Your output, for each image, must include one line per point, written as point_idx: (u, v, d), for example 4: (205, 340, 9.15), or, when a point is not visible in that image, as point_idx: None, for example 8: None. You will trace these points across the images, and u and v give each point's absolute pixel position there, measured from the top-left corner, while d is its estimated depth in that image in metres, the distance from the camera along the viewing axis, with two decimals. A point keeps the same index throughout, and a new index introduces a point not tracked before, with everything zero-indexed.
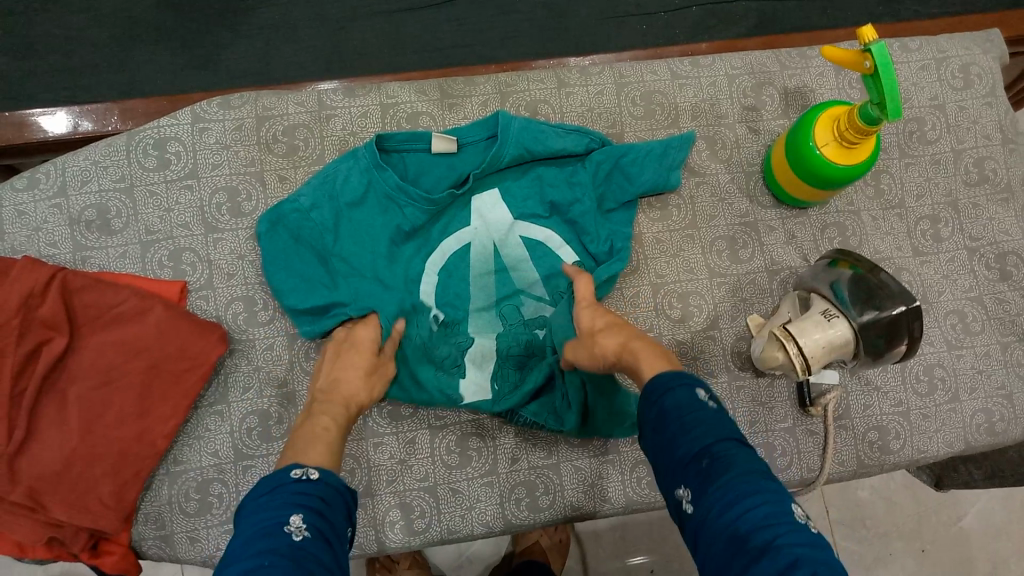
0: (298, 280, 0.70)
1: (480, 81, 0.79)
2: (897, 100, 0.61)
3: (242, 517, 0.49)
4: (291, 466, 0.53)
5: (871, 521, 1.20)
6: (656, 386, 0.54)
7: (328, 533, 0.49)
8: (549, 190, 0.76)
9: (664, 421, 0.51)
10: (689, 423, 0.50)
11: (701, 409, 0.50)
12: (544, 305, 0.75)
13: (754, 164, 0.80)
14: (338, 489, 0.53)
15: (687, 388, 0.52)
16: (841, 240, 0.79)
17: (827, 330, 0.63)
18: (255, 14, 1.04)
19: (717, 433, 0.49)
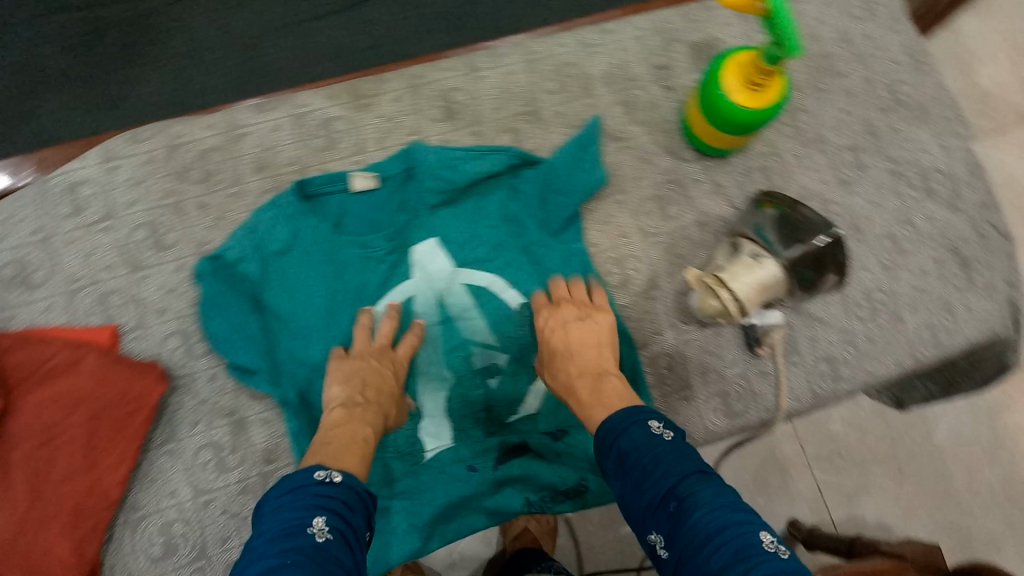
0: (235, 333, 0.71)
1: (390, 78, 0.78)
2: (793, 36, 0.61)
3: (262, 517, 0.51)
4: (316, 468, 0.54)
5: (846, 451, 1.27)
6: (611, 431, 0.57)
7: (349, 538, 0.50)
8: (485, 222, 0.77)
9: (625, 465, 0.54)
10: (650, 464, 0.52)
11: (656, 448, 0.53)
12: (496, 353, 0.75)
13: (673, 120, 0.80)
14: (360, 492, 0.55)
15: (641, 427, 0.56)
16: (767, 183, 0.80)
17: (758, 272, 0.64)
18: (160, 45, 1.02)
19: (678, 470, 0.51)
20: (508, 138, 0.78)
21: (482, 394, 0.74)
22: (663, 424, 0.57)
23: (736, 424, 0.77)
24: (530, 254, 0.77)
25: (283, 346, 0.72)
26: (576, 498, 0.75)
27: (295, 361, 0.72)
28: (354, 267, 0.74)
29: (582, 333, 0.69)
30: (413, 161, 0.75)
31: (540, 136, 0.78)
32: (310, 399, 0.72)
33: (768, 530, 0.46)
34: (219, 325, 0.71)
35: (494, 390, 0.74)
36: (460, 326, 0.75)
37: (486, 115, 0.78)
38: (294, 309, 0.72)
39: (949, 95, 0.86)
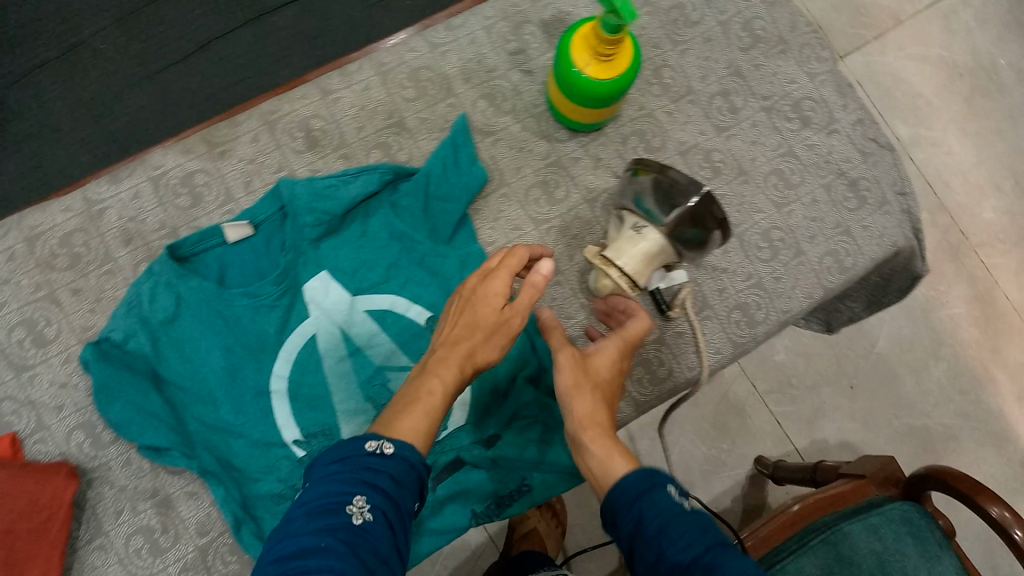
0: (138, 413, 0.67)
1: (242, 118, 0.75)
2: (625, 1, 0.61)
3: (310, 484, 0.50)
4: (371, 435, 0.51)
5: (797, 377, 1.29)
6: (625, 490, 0.52)
7: (393, 517, 0.49)
8: (373, 244, 0.75)
9: (647, 530, 0.49)
10: (676, 533, 0.48)
11: (682, 515, 0.49)
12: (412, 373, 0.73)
13: (539, 104, 0.80)
14: (413, 464, 0.52)
15: (660, 488, 0.51)
16: (644, 146, 0.80)
17: (640, 245, 0.63)
18: (12, 127, 0.98)
19: (703, 543, 0.48)
20: (378, 154, 0.76)
21: None
22: (676, 485, 0.53)
23: (664, 389, 0.77)
24: (427, 266, 0.75)
25: (191, 415, 0.70)
26: (522, 499, 0.73)
27: (207, 427, 0.70)
28: (248, 320, 0.71)
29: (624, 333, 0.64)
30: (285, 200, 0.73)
31: (410, 146, 0.77)
32: (234, 461, 0.70)
33: None
34: (114, 408, 0.67)
35: None
36: (370, 355, 0.73)
37: (351, 136, 0.76)
38: (195, 375, 0.70)
39: (805, 21, 0.86)
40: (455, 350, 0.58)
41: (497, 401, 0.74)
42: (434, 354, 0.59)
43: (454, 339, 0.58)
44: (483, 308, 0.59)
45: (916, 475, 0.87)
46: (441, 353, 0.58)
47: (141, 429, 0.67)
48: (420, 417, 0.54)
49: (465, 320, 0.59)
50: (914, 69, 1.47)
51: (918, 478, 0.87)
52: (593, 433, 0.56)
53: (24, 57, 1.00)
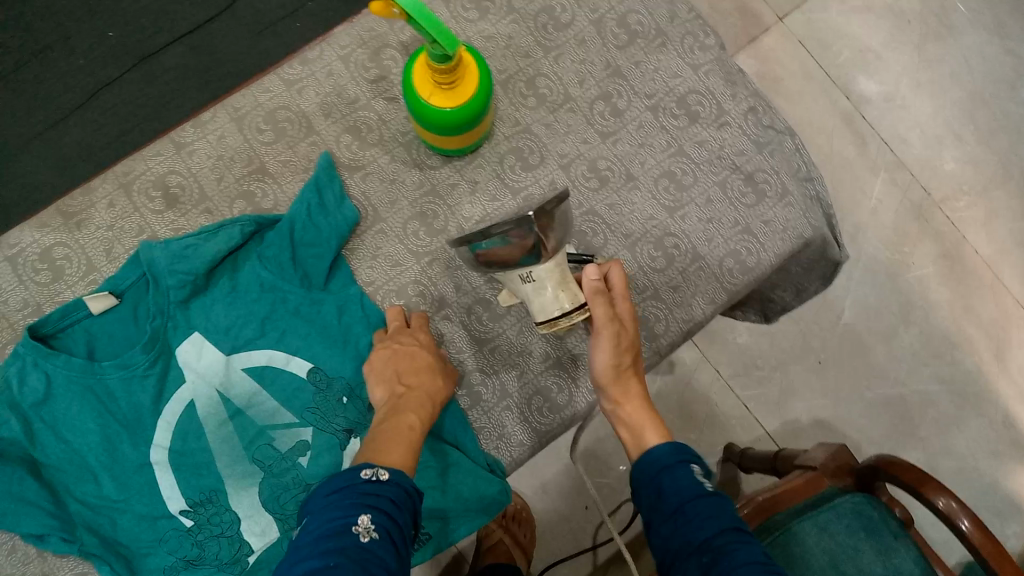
0: (10, 502, 0.65)
1: (96, 183, 0.73)
2: (444, 29, 0.59)
3: (309, 515, 0.49)
4: (363, 465, 0.52)
5: (762, 359, 1.20)
6: (653, 462, 0.57)
7: (396, 537, 0.49)
8: (244, 299, 0.72)
9: (666, 505, 0.53)
10: (691, 511, 0.52)
11: (700, 496, 0.53)
12: (298, 429, 0.71)
13: (407, 132, 0.77)
14: (407, 489, 0.52)
15: (684, 468, 0.55)
16: (522, 163, 0.77)
17: (547, 288, 0.61)
18: None
19: (716, 526, 0.50)
20: (242, 205, 0.74)
21: (295, 477, 0.70)
22: (705, 468, 0.56)
23: (565, 416, 0.73)
24: (303, 315, 0.73)
25: (72, 496, 0.68)
26: (423, 547, 0.72)
27: (89, 504, 0.68)
28: (121, 392, 0.69)
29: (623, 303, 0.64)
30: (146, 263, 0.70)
31: (274, 193, 0.74)
32: (120, 539, 0.68)
33: None
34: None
35: (306, 469, 0.71)
36: (253, 416, 0.72)
37: (211, 189, 0.74)
38: (73, 455, 0.69)
39: (685, 8, 0.82)
40: (418, 390, 0.65)
41: None
42: (402, 394, 0.64)
43: (414, 381, 0.66)
44: (422, 352, 0.68)
45: (865, 464, 0.77)
46: (409, 394, 0.64)
47: (20, 517, 0.65)
48: (404, 448, 0.57)
49: (412, 364, 0.67)
50: (855, 23, 1.32)
51: (868, 468, 0.77)
52: (630, 410, 0.63)
53: None
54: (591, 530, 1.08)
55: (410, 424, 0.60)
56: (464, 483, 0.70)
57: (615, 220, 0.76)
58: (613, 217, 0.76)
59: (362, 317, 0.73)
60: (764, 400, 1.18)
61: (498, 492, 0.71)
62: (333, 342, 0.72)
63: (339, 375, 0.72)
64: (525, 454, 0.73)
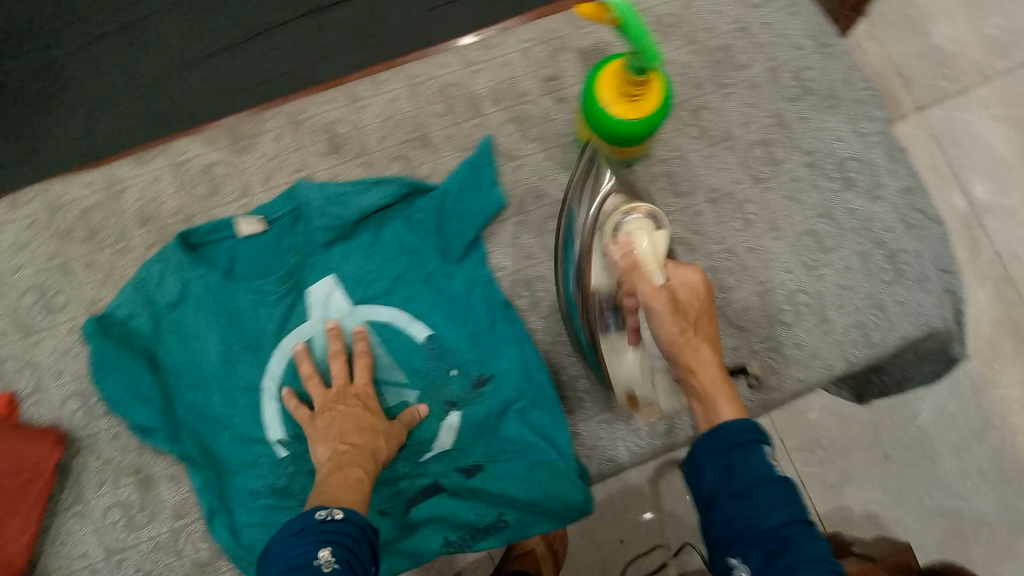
0: (126, 391, 0.70)
1: (269, 116, 0.77)
2: (648, 46, 0.59)
3: (269, 560, 0.51)
4: (319, 507, 0.54)
5: (828, 440, 1.17)
6: (726, 436, 0.54)
7: (358, 568, 0.51)
8: (382, 255, 0.75)
9: (733, 487, 0.51)
10: (760, 496, 0.50)
11: (773, 481, 0.50)
12: (404, 390, 0.73)
13: (567, 134, 0.77)
14: (363, 526, 0.55)
15: (758, 455, 0.52)
16: (671, 188, 0.78)
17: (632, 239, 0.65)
18: (68, 92, 1.00)
19: (783, 516, 0.49)
20: (400, 166, 0.76)
21: None
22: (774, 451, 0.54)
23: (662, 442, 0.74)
24: (433, 283, 0.75)
25: (182, 401, 0.71)
26: (496, 535, 0.73)
27: (193, 412, 0.71)
28: (248, 313, 0.72)
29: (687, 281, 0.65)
30: (299, 200, 0.74)
31: (431, 162, 0.76)
32: (214, 451, 0.71)
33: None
34: (109, 383, 0.70)
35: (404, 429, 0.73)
36: None
37: (372, 145, 0.76)
38: (190, 362, 0.71)
39: (861, 76, 0.83)
40: (363, 445, 0.64)
41: (485, 431, 0.73)
42: (344, 451, 0.63)
43: (360, 438, 0.65)
44: (366, 406, 0.67)
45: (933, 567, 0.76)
46: (352, 450, 0.63)
47: (131, 405, 0.69)
48: (356, 493, 0.59)
49: (351, 420, 0.66)
50: (995, 129, 1.30)
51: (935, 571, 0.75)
52: (705, 377, 0.59)
53: (85, 28, 1.03)
54: (621, 565, 1.06)
55: (359, 475, 0.61)
56: (552, 481, 0.72)
57: (751, 265, 0.77)
58: (750, 261, 0.77)
59: (487, 299, 0.75)
60: (824, 479, 1.16)
61: (583, 500, 0.72)
62: (454, 317, 0.74)
63: (453, 349, 0.74)
64: (613, 469, 0.74)
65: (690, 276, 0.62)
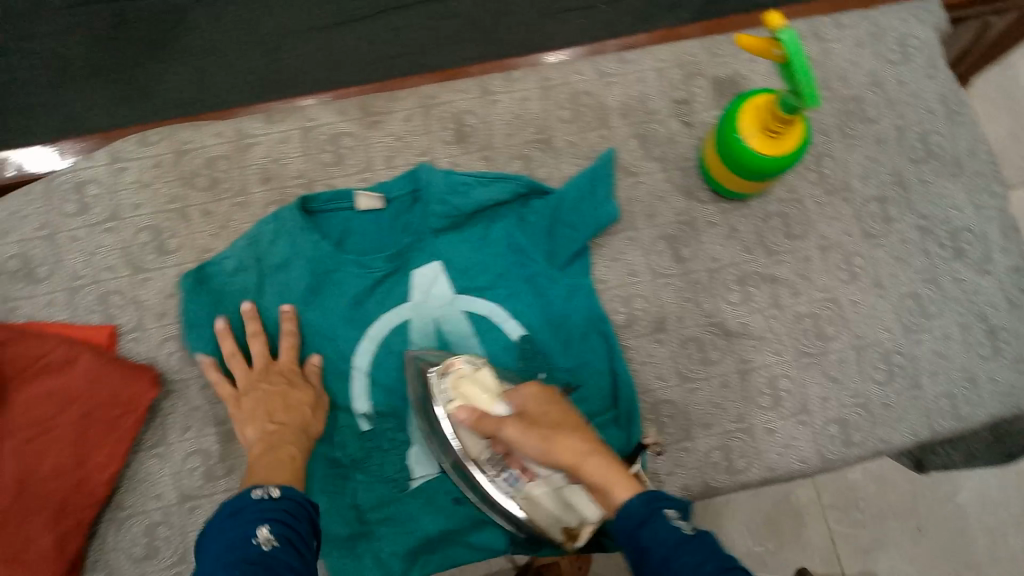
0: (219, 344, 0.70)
1: (401, 96, 0.77)
2: (810, 88, 0.59)
3: (205, 543, 0.51)
4: (254, 488, 0.55)
5: (864, 502, 1.03)
6: (626, 517, 0.49)
7: (297, 543, 0.51)
8: (489, 250, 0.75)
9: (648, 563, 0.47)
10: (675, 561, 0.45)
11: (686, 541, 0.46)
12: None
13: (690, 159, 0.77)
14: (300, 502, 0.55)
15: (664, 518, 0.48)
16: (785, 229, 0.77)
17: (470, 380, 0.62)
18: (185, 41, 0.99)
19: (704, 573, 0.44)
20: (519, 165, 0.76)
21: None
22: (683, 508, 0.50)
23: (738, 481, 0.73)
24: (534, 285, 0.75)
25: (270, 361, 0.71)
26: None
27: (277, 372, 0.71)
28: (351, 285, 0.73)
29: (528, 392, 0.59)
30: (420, 182, 0.75)
31: (551, 165, 0.77)
32: None
33: None
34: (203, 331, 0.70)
35: None
36: (455, 355, 0.73)
37: (498, 140, 0.77)
38: (286, 324, 0.72)
39: (985, 148, 0.82)
40: (291, 424, 0.65)
41: None
42: (274, 430, 0.64)
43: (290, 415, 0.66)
44: (291, 383, 0.68)
45: None
46: (281, 429, 0.64)
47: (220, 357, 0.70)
48: (291, 471, 0.60)
49: (280, 398, 0.66)
50: None
51: None
52: (591, 469, 0.53)
53: None
54: None
55: (291, 454, 0.62)
56: None
57: (851, 318, 0.77)
58: (851, 314, 0.77)
59: (585, 307, 0.74)
60: (856, 543, 1.01)
61: None
62: (552, 321, 0.74)
63: (545, 353, 0.73)
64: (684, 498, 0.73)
65: (529, 391, 0.59)
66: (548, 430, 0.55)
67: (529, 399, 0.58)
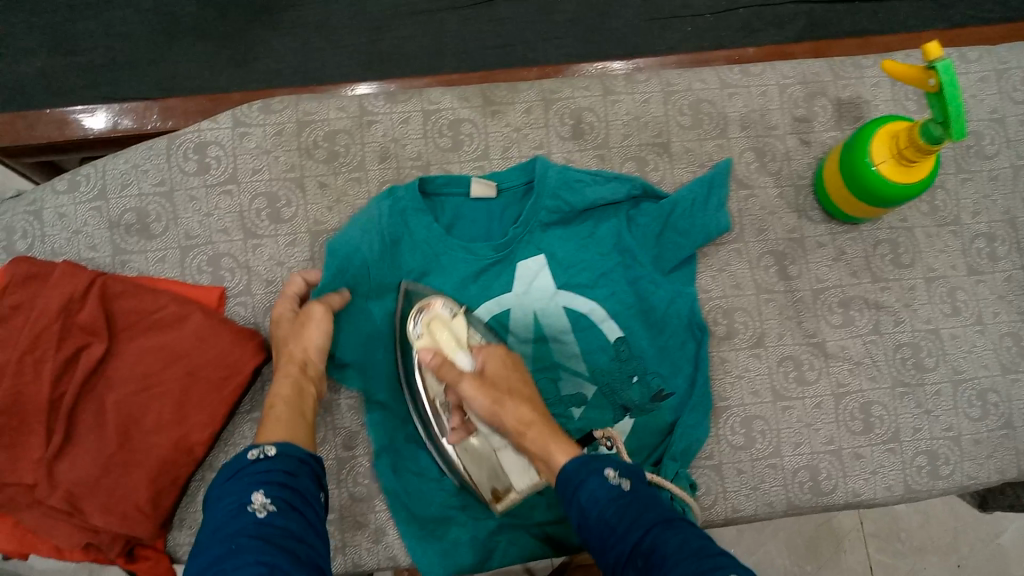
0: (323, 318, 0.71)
1: (523, 87, 0.78)
2: (959, 120, 0.59)
3: (210, 506, 0.52)
4: (250, 446, 0.54)
5: (907, 534, 1.01)
6: (567, 481, 0.55)
7: (297, 503, 0.52)
8: (595, 248, 0.74)
9: (588, 521, 0.53)
10: (614, 518, 0.52)
11: (620, 499, 0.53)
12: (584, 383, 0.73)
13: (804, 177, 0.78)
14: (300, 458, 0.56)
15: (599, 477, 0.54)
16: (892, 257, 0.77)
17: (449, 326, 0.67)
18: (294, 9, 0.99)
19: (643, 526, 0.51)
20: (632, 167, 0.76)
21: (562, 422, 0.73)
22: (621, 468, 0.55)
23: (821, 503, 0.72)
24: (637, 288, 0.74)
25: (366, 339, 0.71)
26: None
27: (363, 347, 0.71)
28: (456, 269, 0.73)
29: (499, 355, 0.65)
30: (533, 174, 0.74)
31: (665, 169, 0.77)
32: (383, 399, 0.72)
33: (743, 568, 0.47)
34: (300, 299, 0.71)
35: (574, 420, 0.73)
36: (553, 349, 0.73)
37: (614, 141, 0.77)
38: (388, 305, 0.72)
39: None
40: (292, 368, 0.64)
41: (652, 445, 0.73)
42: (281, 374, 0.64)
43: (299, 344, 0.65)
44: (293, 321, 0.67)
45: None
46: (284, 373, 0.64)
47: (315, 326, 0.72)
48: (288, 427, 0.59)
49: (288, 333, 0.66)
50: None
51: None
52: (534, 435, 0.59)
53: None
54: None
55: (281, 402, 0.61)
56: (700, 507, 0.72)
57: (950, 352, 0.76)
58: (951, 347, 0.76)
59: (686, 316, 0.74)
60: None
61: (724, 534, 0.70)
62: (649, 327, 0.74)
63: (642, 357, 0.73)
64: (766, 514, 0.72)
65: (495, 352, 0.65)
66: (500, 393, 0.62)
67: (492, 361, 0.64)
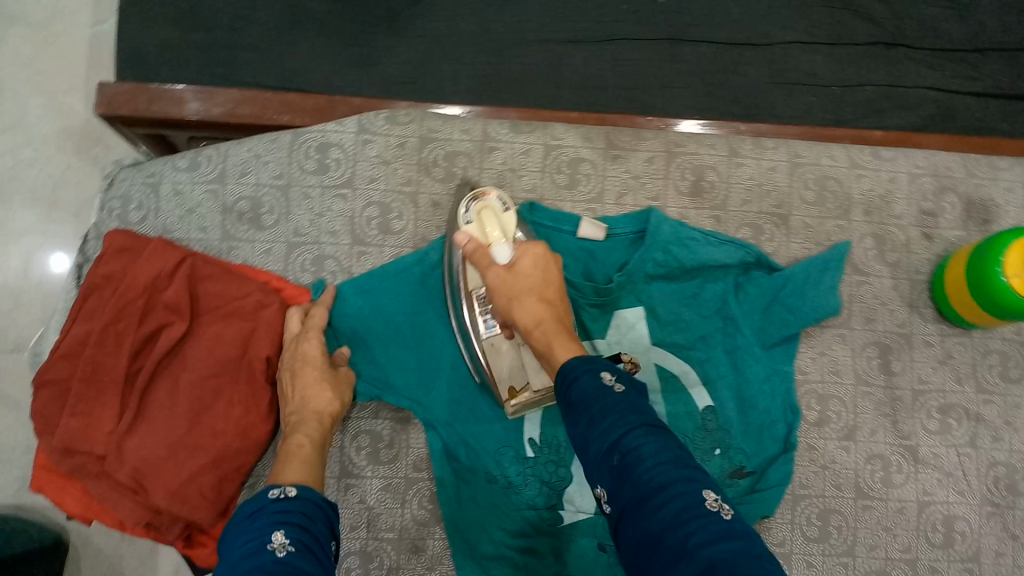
0: (394, 340, 0.70)
1: (649, 136, 0.77)
2: None
3: (227, 544, 0.50)
4: (270, 487, 0.53)
5: None
6: (568, 375, 0.53)
7: (314, 547, 0.49)
8: (698, 309, 0.72)
9: (577, 410, 0.49)
10: (598, 416, 0.47)
11: (606, 396, 0.48)
12: None
13: (921, 274, 0.76)
14: (318, 504, 0.54)
15: (593, 376, 0.51)
16: (1000, 369, 0.75)
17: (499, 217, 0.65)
18: (418, 22, 1.00)
19: (623, 423, 0.46)
20: (747, 234, 0.75)
21: None
22: (620, 374, 0.51)
23: None
24: (733, 358, 0.72)
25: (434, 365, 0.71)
26: None
27: (428, 372, 0.70)
28: None
29: (534, 258, 0.62)
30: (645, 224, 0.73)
31: (781, 241, 0.75)
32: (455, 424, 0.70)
33: (713, 491, 0.42)
34: (352, 313, 0.71)
35: None
36: None
37: (733, 204, 0.75)
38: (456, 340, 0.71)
39: None
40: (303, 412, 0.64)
41: None
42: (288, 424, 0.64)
43: (312, 399, 0.64)
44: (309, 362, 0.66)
45: None
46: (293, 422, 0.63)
47: (369, 341, 0.71)
48: (299, 466, 0.59)
49: (306, 379, 0.65)
50: None
51: None
52: (540, 337, 0.58)
53: None
54: None
55: (300, 443, 0.61)
56: None
57: None
58: None
59: (780, 396, 0.71)
60: None
61: None
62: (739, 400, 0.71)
63: (728, 430, 0.70)
64: None
65: (533, 250, 0.62)
66: (519, 290, 0.60)
67: (525, 257, 0.62)
